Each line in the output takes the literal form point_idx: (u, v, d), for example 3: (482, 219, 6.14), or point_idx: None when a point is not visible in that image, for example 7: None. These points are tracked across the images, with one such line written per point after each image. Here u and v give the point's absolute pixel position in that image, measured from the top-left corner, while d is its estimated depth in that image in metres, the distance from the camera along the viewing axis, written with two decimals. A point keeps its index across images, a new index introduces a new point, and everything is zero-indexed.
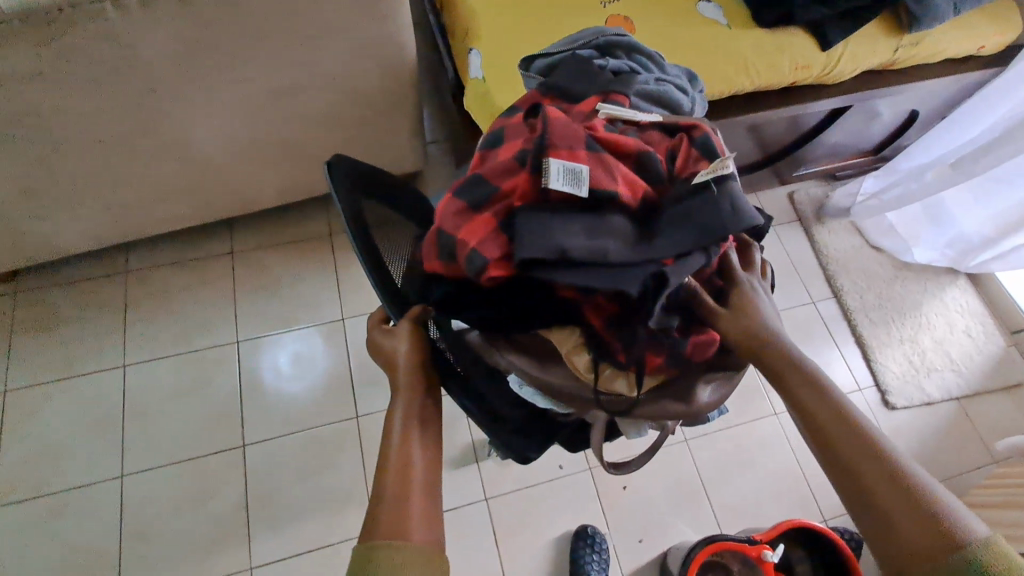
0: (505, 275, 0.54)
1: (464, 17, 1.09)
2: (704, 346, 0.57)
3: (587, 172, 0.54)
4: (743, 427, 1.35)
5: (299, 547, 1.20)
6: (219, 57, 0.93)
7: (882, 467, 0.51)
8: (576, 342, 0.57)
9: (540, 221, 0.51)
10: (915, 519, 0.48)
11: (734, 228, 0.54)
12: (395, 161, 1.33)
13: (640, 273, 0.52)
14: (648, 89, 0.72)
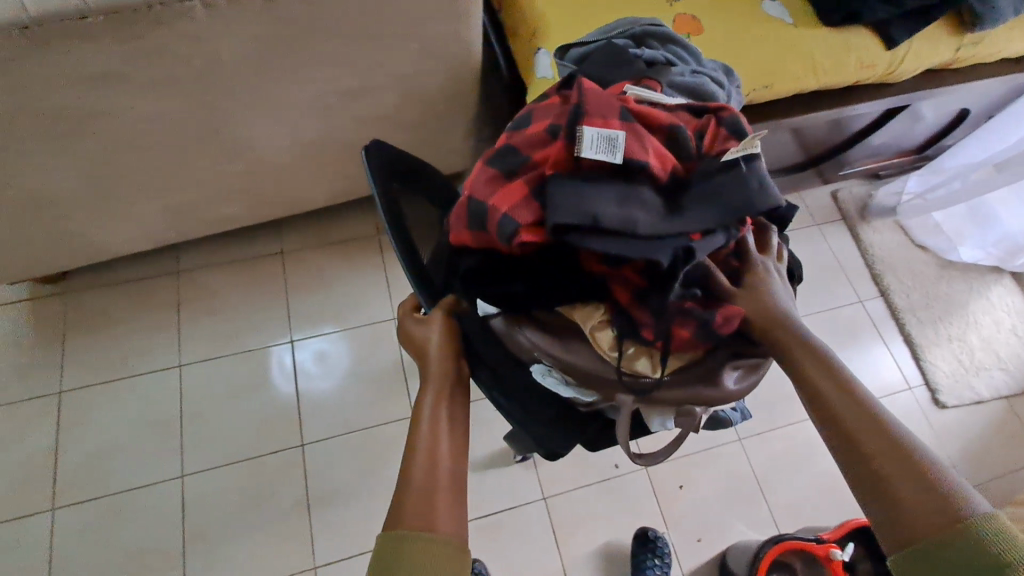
0: (536, 240, 0.49)
1: (531, 18, 1.08)
2: (728, 323, 0.51)
3: (623, 139, 0.49)
4: (798, 426, 1.35)
5: (362, 547, 1.19)
6: (296, 57, 0.92)
7: (902, 459, 0.47)
8: (601, 319, 0.51)
9: (569, 186, 0.47)
10: (936, 514, 0.44)
11: (761, 206, 0.49)
12: (449, 161, 1.32)
13: (670, 245, 0.47)
14: (683, 81, 0.67)
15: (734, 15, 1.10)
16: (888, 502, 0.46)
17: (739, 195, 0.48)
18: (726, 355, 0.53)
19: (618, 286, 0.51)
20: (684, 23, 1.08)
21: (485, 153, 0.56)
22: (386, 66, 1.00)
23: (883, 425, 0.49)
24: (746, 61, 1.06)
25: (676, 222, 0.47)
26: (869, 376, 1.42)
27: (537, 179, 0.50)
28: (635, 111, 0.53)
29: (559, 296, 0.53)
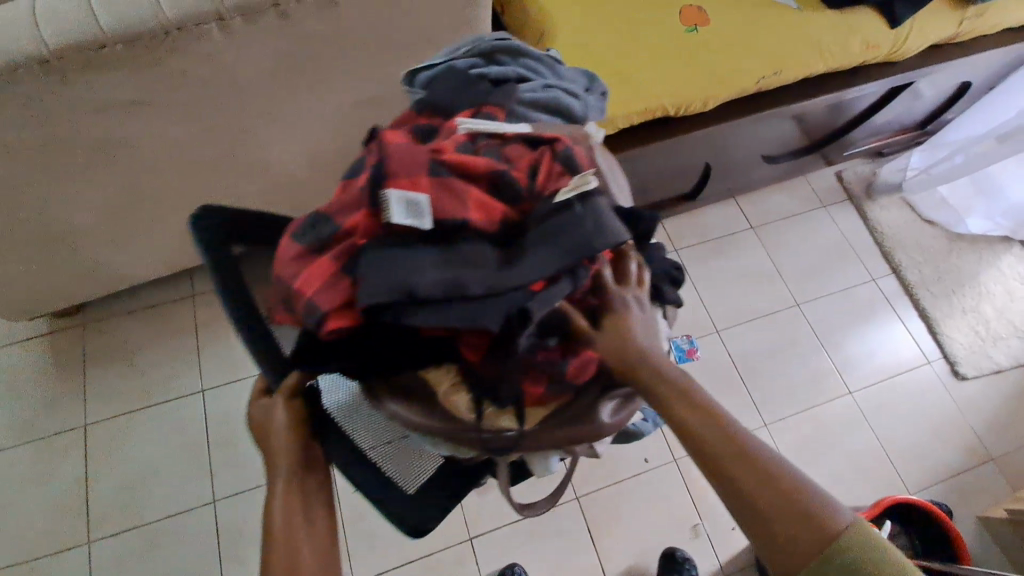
0: (350, 324, 0.46)
1: (538, 19, 1.09)
2: (585, 369, 0.51)
3: (429, 201, 0.48)
4: (823, 407, 1.36)
5: (400, 559, 1.18)
6: (311, 73, 0.91)
7: (786, 491, 0.42)
8: (452, 380, 0.52)
9: (386, 261, 0.45)
10: (814, 538, 0.41)
11: (603, 245, 0.47)
12: None
13: (501, 304, 0.45)
14: (534, 96, 0.64)
15: (740, 5, 1.12)
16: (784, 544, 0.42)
17: (577, 236, 0.47)
18: (594, 402, 0.50)
19: (461, 347, 0.50)
20: (691, 17, 1.10)
21: (291, 222, 0.52)
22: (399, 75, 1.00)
23: (751, 441, 0.45)
24: (753, 51, 1.07)
25: (506, 281, 0.45)
26: (888, 353, 1.43)
27: (345, 254, 0.47)
28: (451, 164, 0.51)
29: (403, 363, 0.51)
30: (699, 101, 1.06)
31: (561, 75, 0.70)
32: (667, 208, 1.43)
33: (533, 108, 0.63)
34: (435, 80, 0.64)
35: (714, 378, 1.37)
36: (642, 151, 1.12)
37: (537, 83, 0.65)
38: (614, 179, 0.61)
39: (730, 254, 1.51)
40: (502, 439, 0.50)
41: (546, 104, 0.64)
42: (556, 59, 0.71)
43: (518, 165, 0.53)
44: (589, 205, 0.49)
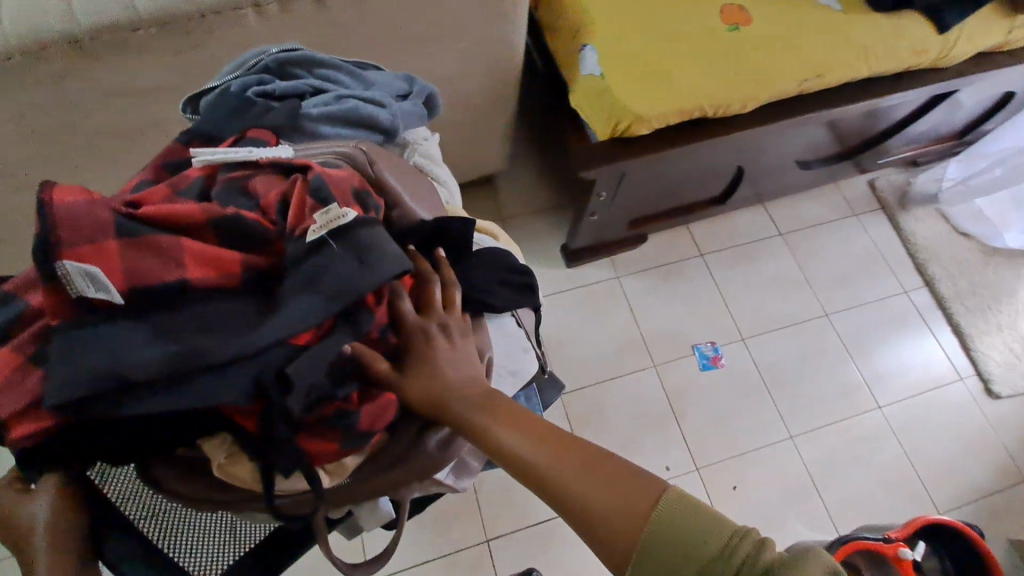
0: (38, 428, 0.44)
1: (572, 15, 1.07)
2: (382, 415, 0.52)
3: (114, 270, 0.43)
4: (851, 419, 1.33)
5: (411, 559, 1.14)
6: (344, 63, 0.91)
7: (590, 476, 0.47)
8: (227, 452, 0.50)
9: (89, 344, 0.42)
10: (622, 517, 0.44)
11: (366, 283, 0.45)
12: (483, 162, 1.33)
13: (253, 367, 0.44)
14: (324, 109, 0.65)
15: (780, 6, 1.10)
16: (602, 539, 0.45)
17: (337, 277, 0.46)
18: (415, 442, 0.54)
19: (239, 421, 0.47)
20: (731, 16, 1.08)
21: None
22: (427, 67, 0.99)
23: (556, 438, 0.50)
24: (793, 53, 1.05)
25: (254, 346, 0.43)
26: (918, 367, 1.39)
27: (31, 344, 0.45)
28: (162, 218, 0.47)
29: (162, 442, 0.49)
30: (740, 102, 1.03)
31: (362, 82, 0.72)
32: (695, 212, 1.40)
33: (330, 123, 0.65)
34: (208, 106, 0.64)
35: (740, 386, 1.33)
36: (679, 152, 1.09)
37: (326, 97, 0.66)
38: (417, 195, 0.64)
39: (755, 261, 1.48)
40: (298, 501, 0.53)
41: (342, 114, 0.66)
42: (352, 69, 0.72)
43: (263, 202, 0.51)
44: (349, 241, 0.48)
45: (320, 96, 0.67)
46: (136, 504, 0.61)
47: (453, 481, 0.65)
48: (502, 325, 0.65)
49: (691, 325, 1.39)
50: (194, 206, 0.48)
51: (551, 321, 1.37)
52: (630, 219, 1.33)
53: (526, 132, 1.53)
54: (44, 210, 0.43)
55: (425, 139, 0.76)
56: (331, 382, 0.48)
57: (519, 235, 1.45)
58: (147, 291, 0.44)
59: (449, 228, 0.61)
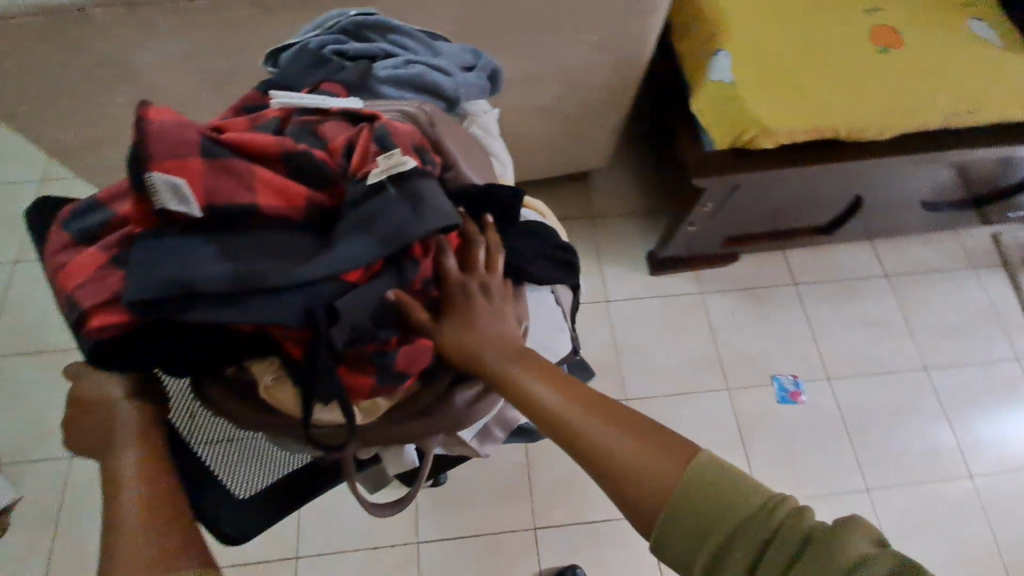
0: (116, 318, 0.45)
1: (707, 19, 1.06)
2: (417, 359, 0.51)
3: (194, 186, 0.45)
4: (938, 484, 1.23)
5: (461, 530, 1.15)
6: (484, 40, 0.94)
7: (624, 435, 0.47)
8: (275, 372, 0.52)
9: (162, 253, 0.44)
10: (654, 475, 0.44)
11: (416, 233, 0.46)
12: (585, 157, 1.33)
13: (307, 296, 0.45)
14: (392, 72, 0.65)
15: (934, 34, 1.05)
16: (632, 499, 0.45)
17: (390, 221, 0.47)
18: (442, 397, 0.54)
19: (285, 344, 0.48)
20: (882, 39, 1.03)
21: (62, 211, 0.53)
22: (557, 53, 1.00)
23: (590, 398, 0.50)
24: (942, 84, 0.99)
25: (305, 277, 0.44)
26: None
27: (117, 248, 0.48)
28: (237, 146, 0.49)
29: (210, 359, 0.50)
30: (877, 128, 0.99)
31: (431, 50, 0.71)
32: (797, 237, 1.34)
33: (396, 87, 0.65)
34: (288, 59, 0.66)
35: (816, 426, 1.27)
36: (798, 171, 1.05)
37: (395, 61, 0.66)
38: (471, 159, 0.62)
39: (851, 300, 1.40)
40: (333, 432, 0.53)
41: (409, 80, 0.65)
42: (423, 38, 0.72)
43: (329, 144, 0.53)
44: (404, 190, 0.48)
45: (389, 60, 0.67)
46: (183, 415, 0.61)
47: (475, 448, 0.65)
48: (538, 300, 0.64)
49: (774, 354, 1.33)
50: (271, 138, 0.50)
51: (628, 325, 1.36)
52: (727, 236, 1.29)
53: (629, 136, 1.53)
54: (137, 124, 0.45)
55: (486, 112, 0.76)
56: (375, 321, 0.48)
57: (607, 236, 1.44)
58: (218, 210, 0.46)
59: (497, 193, 0.58)
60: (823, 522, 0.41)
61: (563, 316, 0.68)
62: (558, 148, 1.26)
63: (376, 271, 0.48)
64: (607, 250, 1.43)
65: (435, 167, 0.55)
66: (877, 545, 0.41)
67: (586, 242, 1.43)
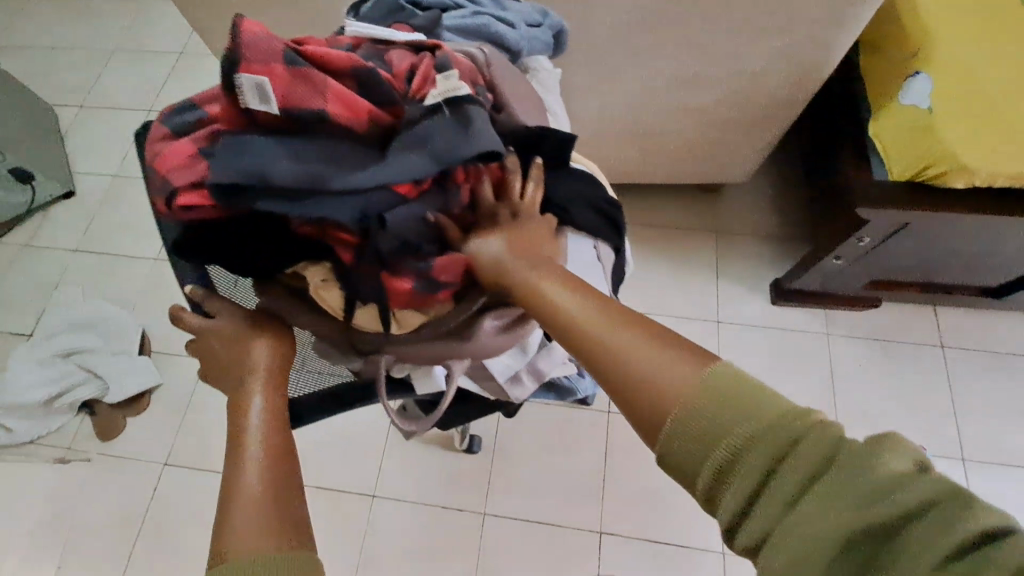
0: (205, 204, 0.38)
1: (908, 39, 0.96)
2: (447, 275, 0.43)
3: (277, 86, 0.37)
4: None
5: (529, 514, 1.14)
6: (659, 33, 0.92)
7: (641, 340, 0.40)
8: (324, 275, 0.44)
9: (233, 146, 0.37)
10: (676, 385, 0.38)
11: (466, 153, 0.39)
12: (728, 169, 1.26)
13: (359, 199, 0.39)
14: (460, 23, 0.57)
15: None
16: (639, 410, 0.39)
17: (446, 140, 0.40)
18: (468, 324, 0.47)
19: (335, 247, 0.41)
20: None
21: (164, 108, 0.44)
22: (732, 55, 0.96)
23: (606, 301, 0.43)
24: None
25: (357, 182, 0.38)
26: None
27: (206, 140, 0.39)
28: (319, 60, 0.40)
29: (261, 267, 0.43)
30: None
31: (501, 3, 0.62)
32: (952, 292, 1.19)
33: (461, 37, 0.58)
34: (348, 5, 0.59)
35: None
36: (985, 219, 0.93)
37: (464, 9, 0.58)
38: (530, 109, 0.52)
39: (1010, 378, 1.21)
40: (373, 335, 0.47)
41: (476, 32, 0.57)
42: None
43: (396, 68, 0.44)
44: (459, 114, 0.41)
45: (457, 9, 0.59)
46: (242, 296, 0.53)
47: (505, 391, 0.56)
48: (588, 246, 0.52)
49: (902, 418, 1.19)
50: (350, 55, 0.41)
51: (737, 351, 1.28)
52: (872, 279, 1.17)
53: (773, 156, 1.44)
54: (233, 33, 0.37)
55: (544, 69, 0.63)
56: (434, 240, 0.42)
57: (730, 255, 1.37)
58: (295, 118, 0.38)
59: (552, 134, 0.49)
60: (852, 439, 0.34)
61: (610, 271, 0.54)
62: (702, 156, 1.21)
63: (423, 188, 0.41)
64: (728, 270, 1.35)
65: (488, 104, 0.48)
66: (917, 468, 0.33)
67: (706, 258, 1.37)
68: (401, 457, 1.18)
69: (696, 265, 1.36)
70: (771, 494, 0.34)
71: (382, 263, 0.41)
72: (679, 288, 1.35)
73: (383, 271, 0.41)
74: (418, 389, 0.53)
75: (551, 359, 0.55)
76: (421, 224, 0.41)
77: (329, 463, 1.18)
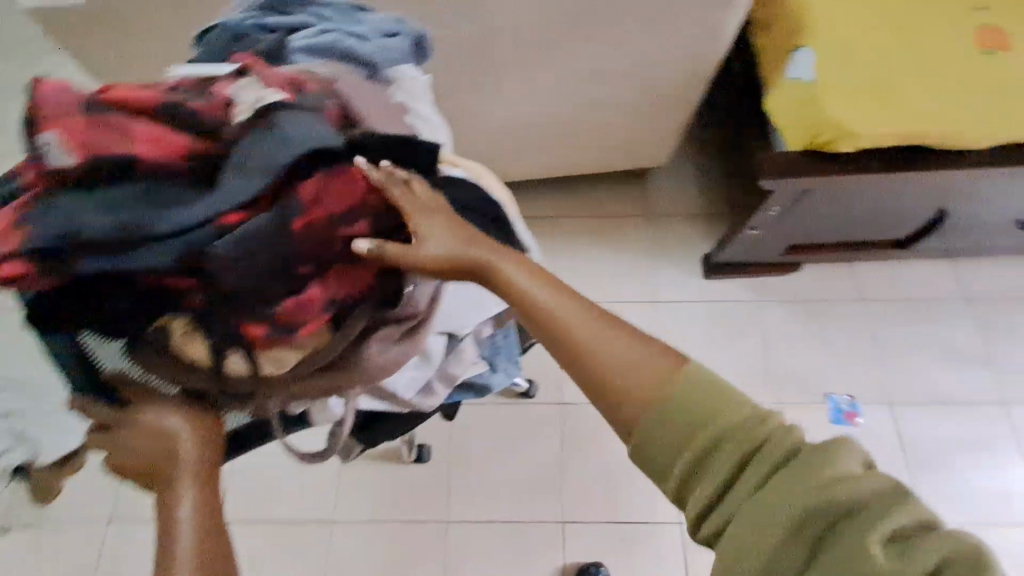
0: (27, 275, 0.40)
1: (791, 13, 1.00)
2: (310, 308, 0.46)
3: (82, 141, 0.42)
4: (1007, 531, 1.12)
5: (492, 516, 1.14)
6: (556, 29, 0.93)
7: (626, 351, 0.44)
8: (184, 327, 0.47)
9: (49, 213, 0.40)
10: (650, 392, 0.42)
11: (284, 161, 0.43)
12: (649, 154, 1.29)
13: (186, 233, 0.41)
14: (313, 41, 0.63)
15: None
16: (618, 411, 0.43)
17: (263, 157, 0.43)
18: (349, 351, 0.50)
19: (183, 295, 0.44)
20: (985, 38, 0.95)
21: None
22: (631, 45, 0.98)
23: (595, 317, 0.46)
24: None
25: (182, 218, 0.41)
26: None
27: (24, 207, 0.41)
28: (120, 101, 0.45)
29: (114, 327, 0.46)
30: (972, 135, 0.92)
31: (357, 21, 0.68)
32: (867, 249, 1.25)
33: (317, 54, 0.63)
34: (216, 40, 0.66)
35: (876, 452, 1.19)
36: (879, 177, 0.98)
37: (317, 29, 0.64)
38: (374, 107, 0.56)
39: (923, 321, 1.30)
40: (241, 378, 0.50)
41: (328, 48, 0.63)
42: (351, 9, 0.69)
43: (216, 98, 0.47)
44: (268, 125, 0.45)
45: (312, 30, 0.65)
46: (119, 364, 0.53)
47: (415, 404, 0.62)
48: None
49: (832, 372, 1.26)
50: (153, 92, 0.46)
51: (677, 328, 1.32)
52: (790, 244, 1.23)
53: (692, 135, 1.48)
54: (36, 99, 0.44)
55: (409, 75, 0.68)
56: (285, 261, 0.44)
57: (661, 236, 1.41)
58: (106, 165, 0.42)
59: (416, 146, 0.50)
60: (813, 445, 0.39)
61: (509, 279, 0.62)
62: (621, 145, 1.23)
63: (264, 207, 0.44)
64: (660, 250, 1.39)
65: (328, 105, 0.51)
66: (866, 469, 0.39)
67: (640, 242, 1.40)
68: (358, 478, 1.17)
69: (629, 250, 1.40)
70: (737, 487, 0.39)
71: (235, 296, 0.45)
72: (616, 274, 1.38)
73: (237, 309, 0.46)
74: (318, 423, 0.57)
75: (460, 364, 0.63)
76: (263, 236, 0.43)
77: (285, 497, 1.15)
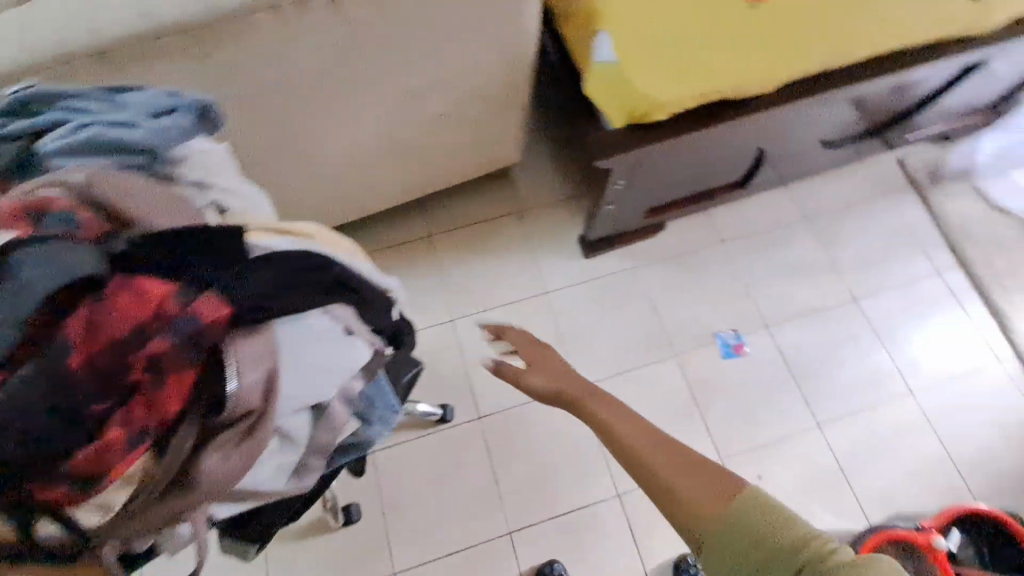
0: None
1: (585, 2, 1.04)
2: (116, 448, 0.43)
3: None
4: (880, 408, 1.29)
5: (439, 551, 1.13)
6: (362, 63, 0.89)
7: (695, 474, 0.59)
8: None
9: None
10: (709, 499, 0.56)
11: (33, 304, 0.42)
12: (501, 156, 1.30)
13: None
14: (61, 142, 0.55)
15: None
16: (683, 516, 0.57)
17: (7, 307, 0.42)
18: (182, 475, 0.46)
19: None
20: None
21: None
22: (444, 62, 0.97)
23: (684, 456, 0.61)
24: (811, 30, 1.03)
25: None
26: (951, 349, 1.35)
27: None
28: None
29: None
30: (760, 83, 1.01)
31: (117, 107, 0.60)
32: (717, 196, 1.38)
33: (70, 156, 0.55)
34: None
35: (764, 374, 1.32)
36: (695, 136, 1.06)
37: (64, 128, 0.55)
38: (139, 196, 0.50)
39: (776, 246, 1.45)
40: (56, 538, 0.45)
41: (81, 145, 0.55)
42: (107, 95, 0.61)
43: None
44: (5, 267, 0.43)
45: (60, 129, 0.56)
46: None
47: (284, 492, 0.57)
48: (330, 328, 0.54)
49: (713, 313, 1.37)
50: None
51: (571, 313, 1.36)
52: (648, 208, 1.31)
53: (540, 124, 1.52)
54: None
55: (196, 151, 0.60)
56: (62, 411, 0.42)
57: (536, 228, 1.44)
58: None
59: (222, 233, 0.49)
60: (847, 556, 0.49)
61: (368, 333, 0.60)
62: (470, 155, 1.24)
63: (20, 361, 0.42)
64: (538, 241, 1.43)
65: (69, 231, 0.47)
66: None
67: (517, 240, 1.43)
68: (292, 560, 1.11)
69: (509, 249, 1.42)
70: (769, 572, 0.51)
71: (13, 469, 0.42)
72: (503, 276, 1.40)
73: (23, 478, 0.42)
74: (178, 543, 0.53)
75: (332, 433, 0.57)
76: (26, 392, 0.41)
77: None
